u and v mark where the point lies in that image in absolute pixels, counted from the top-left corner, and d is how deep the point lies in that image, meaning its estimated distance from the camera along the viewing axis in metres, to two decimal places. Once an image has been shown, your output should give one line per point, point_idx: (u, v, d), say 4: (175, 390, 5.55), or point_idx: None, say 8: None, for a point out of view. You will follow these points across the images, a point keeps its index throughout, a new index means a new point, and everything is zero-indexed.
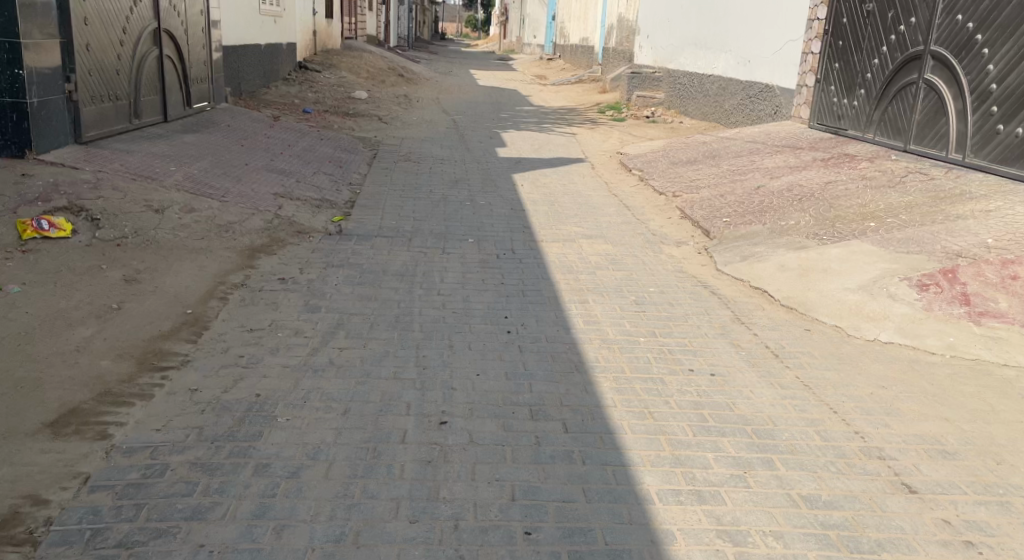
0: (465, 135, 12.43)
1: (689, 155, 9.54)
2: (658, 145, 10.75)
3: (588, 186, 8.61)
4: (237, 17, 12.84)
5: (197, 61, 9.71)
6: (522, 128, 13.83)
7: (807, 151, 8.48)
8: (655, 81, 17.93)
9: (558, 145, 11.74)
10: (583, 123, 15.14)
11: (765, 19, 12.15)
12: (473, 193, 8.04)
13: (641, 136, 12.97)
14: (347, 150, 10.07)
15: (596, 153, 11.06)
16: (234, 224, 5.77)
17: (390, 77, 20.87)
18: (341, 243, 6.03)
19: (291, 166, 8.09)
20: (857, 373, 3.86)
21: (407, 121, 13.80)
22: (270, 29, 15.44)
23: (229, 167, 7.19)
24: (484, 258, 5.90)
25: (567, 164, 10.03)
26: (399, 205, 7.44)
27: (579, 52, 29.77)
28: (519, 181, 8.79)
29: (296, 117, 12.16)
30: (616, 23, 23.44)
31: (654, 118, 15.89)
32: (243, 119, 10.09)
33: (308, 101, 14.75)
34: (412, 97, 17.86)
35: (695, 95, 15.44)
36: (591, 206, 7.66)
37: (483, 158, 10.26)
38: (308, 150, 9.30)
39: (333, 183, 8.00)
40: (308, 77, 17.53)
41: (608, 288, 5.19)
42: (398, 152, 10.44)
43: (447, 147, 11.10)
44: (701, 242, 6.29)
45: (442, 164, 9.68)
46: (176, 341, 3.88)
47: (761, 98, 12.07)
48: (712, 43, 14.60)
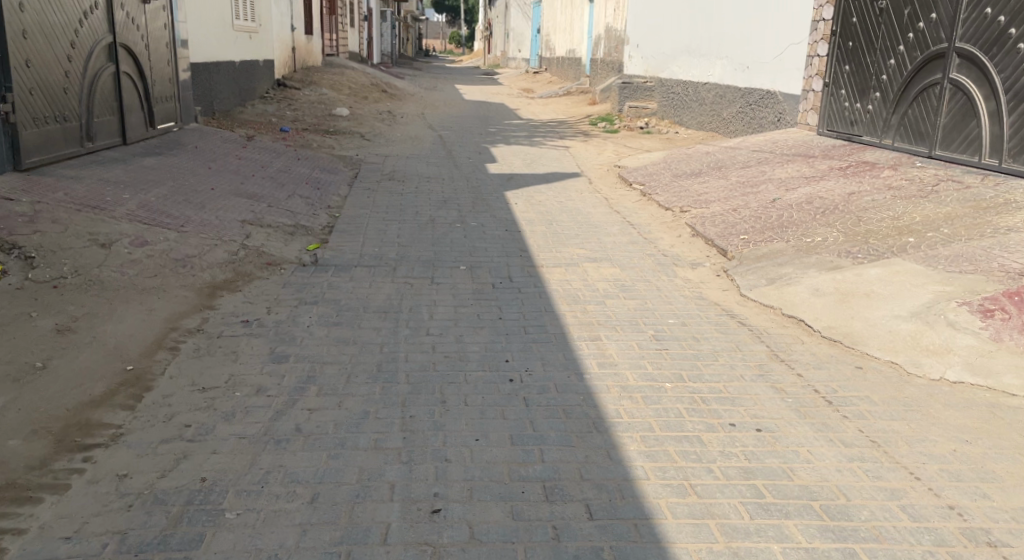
0: (452, 151, 11.80)
1: (692, 167, 8.96)
2: (657, 157, 10.16)
3: (587, 203, 8.00)
4: (207, 34, 12.24)
5: (161, 79, 9.15)
6: (512, 142, 13.22)
7: (820, 160, 7.90)
8: (648, 91, 17.38)
9: (551, 159, 11.13)
10: (576, 135, 14.55)
11: (762, 23, 11.62)
12: (463, 213, 7.41)
13: (638, 148, 12.39)
14: (326, 171, 9.42)
15: (591, 166, 10.48)
16: (193, 259, 5.12)
17: (374, 93, 20.29)
18: (317, 276, 5.37)
19: (263, 191, 7.43)
20: (930, 424, 3.20)
21: (392, 138, 13.18)
22: (246, 46, 14.84)
23: (193, 193, 6.53)
24: (478, 288, 5.25)
25: (562, 180, 9.42)
26: (382, 229, 6.80)
27: (567, 65, 29.29)
28: (513, 199, 8.17)
29: (273, 136, 11.52)
30: (603, 34, 22.94)
31: (649, 129, 15.32)
32: (215, 141, 9.46)
33: (288, 120, 14.14)
34: (397, 113, 17.26)
35: (690, 105, 14.89)
36: (592, 225, 7.04)
37: (473, 175, 9.62)
38: (283, 172, 8.64)
39: (309, 208, 7.35)
40: (288, 95, 16.92)
41: (620, 321, 4.54)
42: (382, 171, 9.81)
43: (434, 164, 10.46)
44: (718, 263, 5.68)
45: (429, 183, 9.05)
46: (110, 408, 3.21)
47: (763, 105, 11.51)
48: (707, 50, 14.06)
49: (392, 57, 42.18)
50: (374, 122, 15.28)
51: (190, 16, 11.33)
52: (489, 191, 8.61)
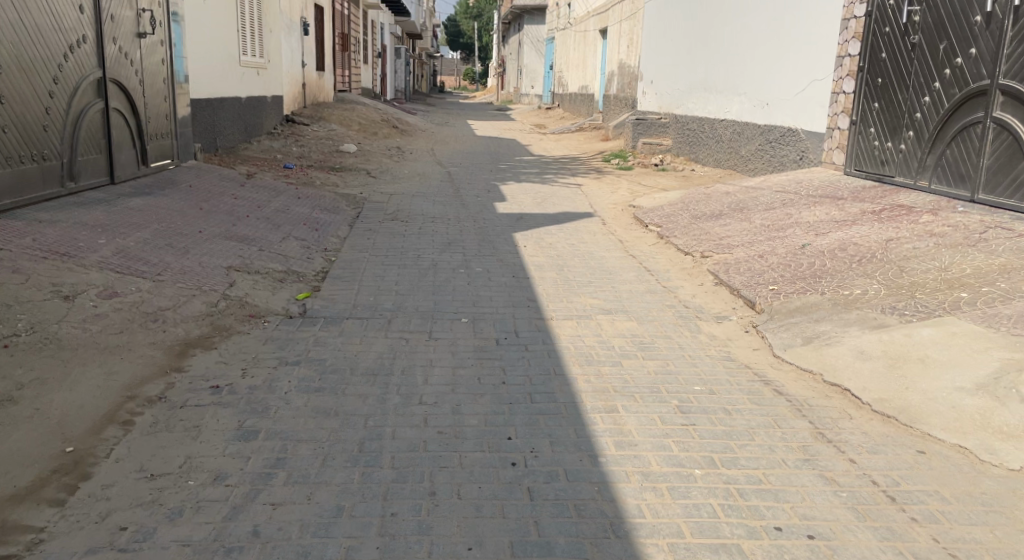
0: (460, 189, 11.37)
1: (711, 208, 8.47)
2: (674, 196, 9.69)
3: (600, 246, 7.50)
4: (211, 69, 11.93)
5: (157, 115, 8.76)
6: (523, 180, 12.80)
7: (850, 202, 7.41)
8: (662, 127, 16.97)
9: (562, 198, 10.67)
10: (588, 173, 14.10)
11: (783, 59, 11.20)
12: (467, 257, 6.93)
13: (653, 186, 11.94)
14: (327, 210, 8.98)
15: (605, 205, 10.00)
16: (166, 312, 4.65)
17: (384, 128, 19.98)
18: (304, 330, 4.89)
19: (255, 233, 6.98)
20: (1020, 535, 2.67)
21: (399, 175, 12.78)
22: (252, 81, 14.55)
23: (177, 237, 6.08)
24: (480, 344, 4.74)
25: (574, 220, 8.95)
26: (380, 275, 6.32)
27: (579, 101, 29.02)
28: (522, 241, 7.69)
29: (275, 174, 11.14)
30: (616, 70, 22.64)
31: (664, 166, 14.89)
32: (211, 179, 9.05)
33: (293, 156, 13.79)
34: (406, 149, 16.92)
35: (707, 141, 14.45)
36: (606, 270, 6.54)
37: (480, 215, 9.17)
38: (280, 211, 8.22)
39: (304, 251, 6.89)
40: (296, 130, 16.63)
41: (639, 386, 4.01)
42: (385, 210, 9.36)
43: (440, 202, 10.02)
44: (746, 317, 5.15)
45: (433, 223, 8.59)
46: (34, 505, 2.79)
47: (784, 143, 11.05)
48: (724, 86, 13.66)
49: (405, 92, 42.20)
50: (381, 158, 14.91)
51: (192, 52, 11.03)
52: (496, 232, 8.14)
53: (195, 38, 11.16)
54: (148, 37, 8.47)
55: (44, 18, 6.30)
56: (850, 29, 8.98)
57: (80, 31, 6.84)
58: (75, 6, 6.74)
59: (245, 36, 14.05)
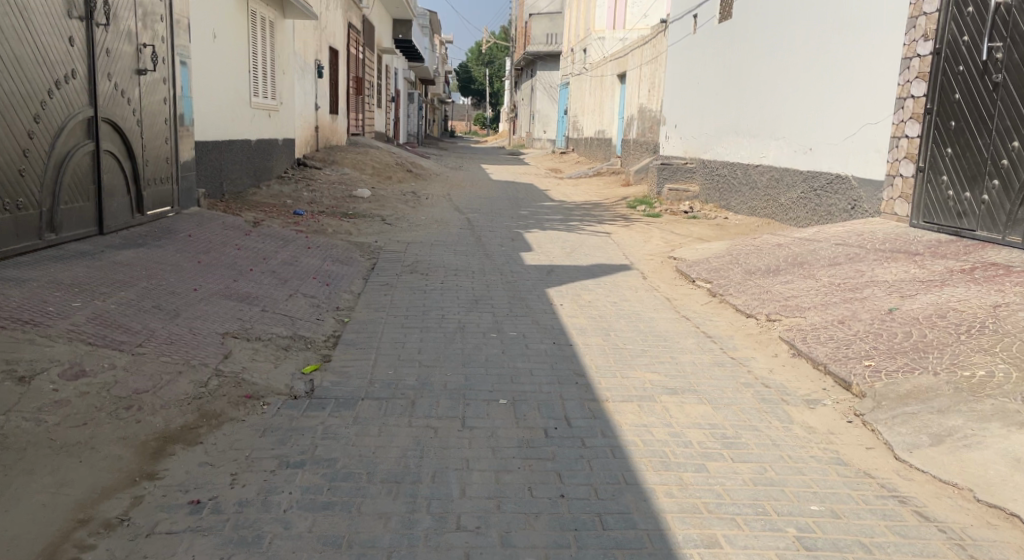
0: (480, 237, 10.58)
1: (765, 262, 7.62)
2: (718, 247, 8.86)
3: (646, 305, 6.65)
4: (219, 111, 11.28)
5: (156, 157, 8.02)
6: (547, 227, 12.02)
7: (930, 259, 6.57)
8: (688, 173, 16.23)
9: (591, 248, 9.84)
10: (615, 219, 13.31)
11: (827, 102, 10.46)
12: (499, 318, 6.09)
13: (687, 235, 11.13)
14: (339, 261, 8.18)
15: (641, 256, 9.16)
16: (143, 393, 3.82)
17: (398, 172, 19.30)
18: (312, 416, 4.04)
19: (258, 290, 6.17)
20: None
21: (416, 221, 12.03)
22: (262, 123, 13.89)
23: (166, 297, 5.27)
24: (525, 434, 3.87)
25: (610, 273, 8.11)
26: (400, 341, 5.47)
27: (595, 145, 28.48)
28: (557, 298, 6.86)
29: (284, 221, 10.40)
30: (636, 114, 22.04)
31: (694, 213, 14.12)
32: (213, 228, 8.29)
33: (303, 202, 13.07)
34: (422, 194, 16.22)
35: (739, 187, 13.70)
36: (659, 335, 5.68)
37: (506, 267, 8.37)
38: (287, 263, 7.44)
39: (312, 311, 6.06)
40: (307, 174, 15.94)
41: (739, 505, 3.14)
42: (403, 262, 8.57)
43: (461, 253, 9.22)
44: (844, 403, 4.27)
45: (457, 276, 7.77)
46: None
47: (832, 190, 10.26)
48: (758, 130, 12.95)
49: (416, 135, 41.83)
50: (396, 203, 14.17)
51: (201, 92, 10.39)
52: (527, 287, 7.32)
53: (205, 77, 10.53)
54: (149, 74, 7.77)
55: (26, 50, 5.57)
56: (913, 69, 8.24)
57: (70, 65, 6.12)
58: (64, 37, 6.03)
59: (257, 77, 13.44)
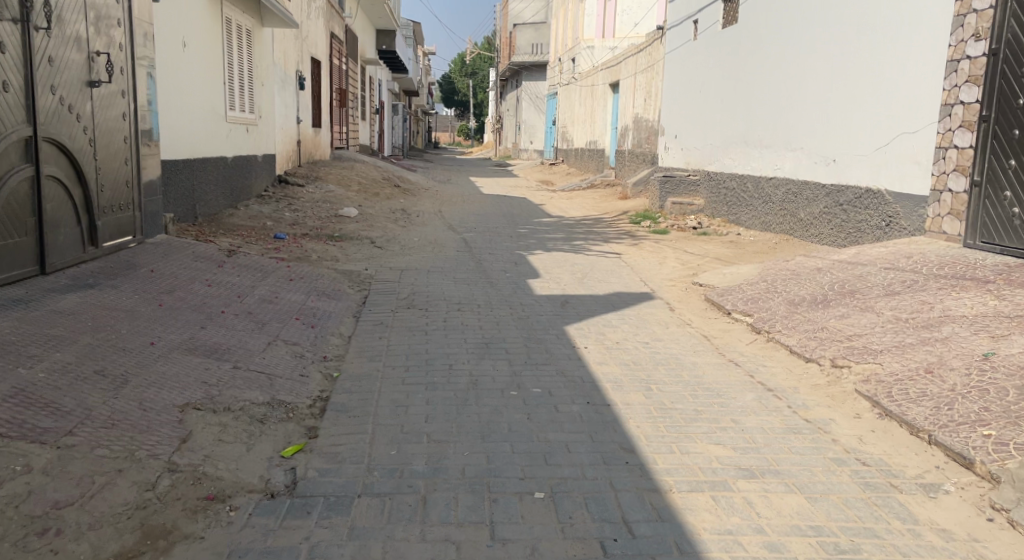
0: (480, 261, 9.64)
1: (809, 289, 6.72)
2: (747, 271, 8.00)
3: (684, 346, 5.72)
4: (191, 127, 10.35)
5: (114, 180, 7.15)
6: (550, 247, 11.12)
7: (1010, 288, 5.68)
8: (693, 185, 15.36)
9: (603, 272, 8.92)
10: (620, 237, 12.40)
11: (852, 109, 9.58)
12: (517, 369, 5.16)
13: (703, 255, 10.26)
14: (325, 296, 7.27)
15: (662, 281, 8.24)
16: (65, 507, 2.98)
17: (385, 188, 18.33)
18: (291, 528, 3.14)
19: (229, 341, 5.24)
20: None
21: (407, 243, 11.07)
22: (239, 138, 12.96)
23: (112, 359, 4.37)
24: (577, 553, 2.98)
25: (632, 304, 7.18)
26: (400, 404, 4.54)
27: (586, 156, 27.60)
28: (580, 339, 5.93)
29: (261, 247, 9.45)
30: (631, 124, 21.19)
31: (703, 228, 13.25)
32: (181, 261, 7.37)
33: (283, 223, 12.12)
34: (411, 211, 15.26)
35: (749, 201, 12.82)
36: (710, 388, 4.77)
37: (514, 298, 7.44)
38: (266, 302, 6.54)
39: (293, 365, 5.13)
40: (289, 192, 15.00)
41: None
42: (397, 294, 7.62)
43: (461, 281, 8.28)
44: (973, 490, 3.38)
45: (460, 312, 6.83)
46: None
47: (861, 206, 9.36)
48: (769, 140, 12.06)
49: (402, 148, 40.97)
50: (385, 223, 13.21)
51: (168, 107, 9.45)
52: (543, 325, 6.38)
53: (173, 90, 9.61)
54: (105, 86, 6.87)
55: None
56: (961, 72, 7.43)
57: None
58: None
59: (233, 90, 12.52)
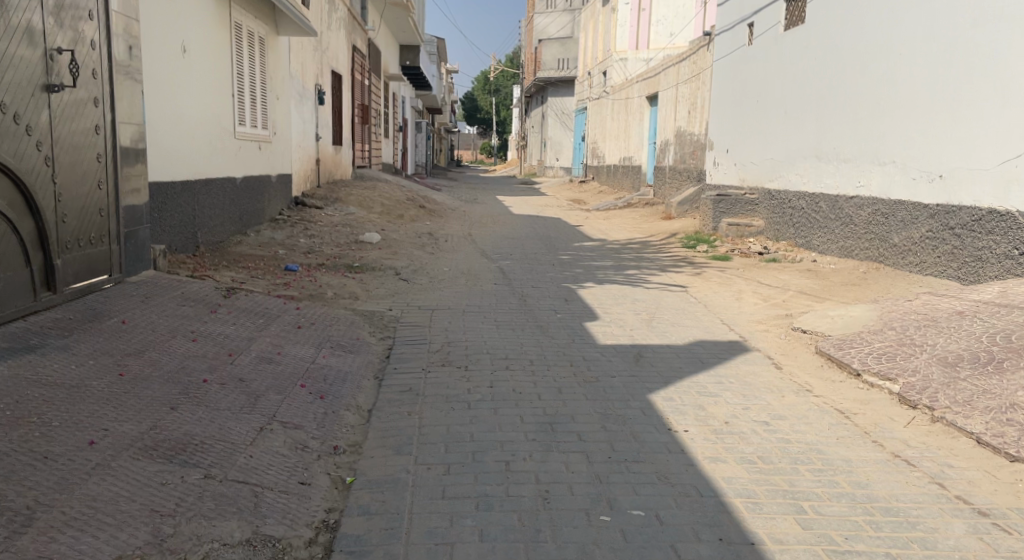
0: (524, 298, 8.20)
1: (961, 342, 5.21)
2: (857, 312, 6.48)
3: (820, 431, 4.24)
4: (190, 145, 9.07)
5: (83, 207, 5.82)
6: (601, 278, 9.67)
7: None
8: (751, 205, 13.68)
9: (673, 313, 7.43)
10: (678, 264, 10.91)
11: (967, 115, 8.12)
12: (600, 469, 3.74)
13: (783, 288, 8.76)
14: (340, 349, 5.92)
15: (751, 326, 6.74)
16: None
17: (410, 209, 16.97)
18: None
19: (205, 429, 3.86)
20: None
21: (437, 274, 9.67)
22: (250, 156, 11.66)
23: (19, 481, 3.01)
24: None
25: (724, 360, 5.70)
26: (442, 539, 3.16)
27: (620, 174, 26.08)
28: (674, 416, 4.47)
29: (268, 283, 8.11)
30: (672, 138, 19.73)
31: (769, 253, 11.74)
32: (165, 305, 6.05)
33: (297, 252, 10.80)
34: (439, 235, 13.88)
35: (820, 222, 11.31)
36: (890, 510, 3.32)
37: (573, 350, 5.99)
38: (264, 363, 5.19)
39: (290, 466, 3.73)
40: (305, 215, 13.68)
41: None
42: (429, 344, 6.21)
43: (505, 326, 6.84)
44: None
45: (512, 371, 5.40)
46: None
47: (981, 230, 7.89)
48: (847, 154, 10.56)
49: (426, 166, 39.75)
50: (410, 249, 11.83)
51: (162, 120, 8.14)
52: (621, 391, 4.93)
53: (169, 101, 8.30)
54: (69, 91, 5.54)
55: None
56: None
57: None
58: None
59: (243, 102, 11.25)
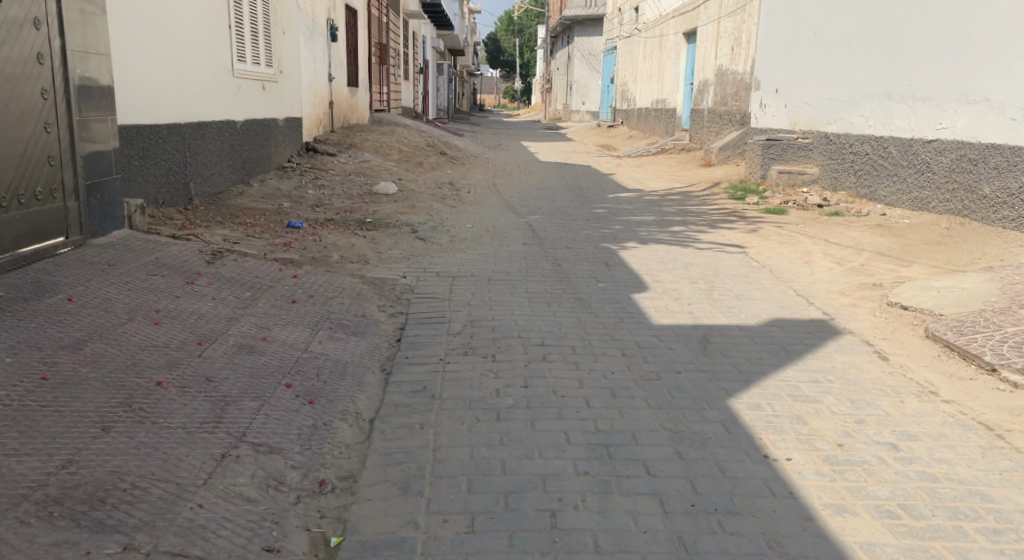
0: (558, 261, 7.10)
1: None
2: (968, 284, 5.31)
3: (972, 462, 3.16)
4: (175, 83, 7.97)
5: (22, 154, 4.87)
6: (644, 236, 8.55)
7: None
8: (804, 151, 12.37)
9: (735, 282, 6.30)
10: (727, 219, 9.72)
11: None
12: (682, 529, 2.71)
13: (859, 248, 7.56)
14: (341, 332, 4.89)
15: (835, 300, 5.60)
16: None
17: (429, 156, 15.79)
18: None
19: (143, 463, 2.86)
20: None
21: (459, 231, 8.58)
22: (252, 98, 10.53)
23: None
24: None
25: (811, 347, 4.59)
26: None
27: (652, 117, 24.62)
28: (771, 436, 3.39)
29: (265, 244, 7.06)
30: (711, 78, 18.27)
31: (829, 205, 10.51)
32: (130, 275, 5.01)
33: (304, 205, 9.75)
34: (460, 185, 12.75)
35: (889, 170, 10.02)
36: None
37: (623, 334, 4.92)
38: (243, 354, 4.16)
39: (254, 520, 2.74)
40: (315, 163, 12.58)
41: None
42: (449, 324, 5.16)
43: (538, 299, 5.77)
44: None
45: (550, 365, 4.35)
46: None
47: None
48: (928, 91, 9.21)
49: (448, 111, 38.33)
50: (428, 201, 10.71)
51: (138, 51, 7.03)
52: (692, 395, 3.86)
53: (147, 31, 7.18)
54: None
55: None
56: None
57: None
58: None
59: (243, 36, 10.07)
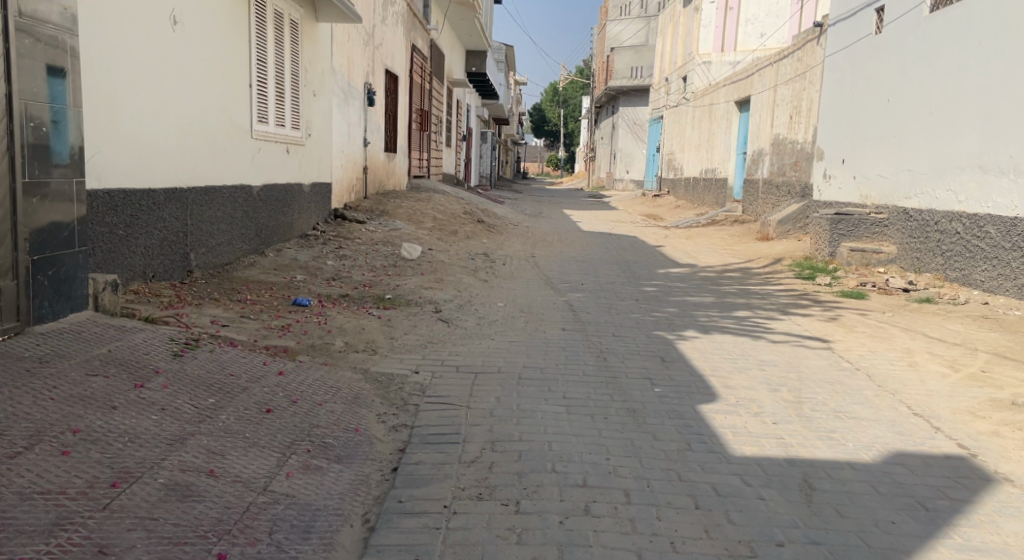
0: (604, 354, 5.92)
1: None
2: None
3: None
4: (177, 144, 7.07)
5: None
6: (707, 322, 7.33)
7: None
8: (879, 227, 11.12)
9: (830, 390, 5.07)
10: (801, 303, 8.46)
11: None
12: None
13: (969, 347, 6.29)
14: (318, 457, 3.73)
15: (969, 427, 4.36)
16: None
17: (466, 224, 14.85)
18: None
19: None
20: None
21: (489, 312, 7.48)
22: (273, 158, 9.61)
23: None
24: None
25: (963, 509, 3.38)
26: None
27: (701, 187, 23.56)
28: None
29: (262, 328, 6.02)
30: (767, 147, 17.16)
31: (915, 289, 9.23)
32: (63, 376, 3.84)
33: (320, 277, 8.77)
34: (496, 256, 11.72)
35: (988, 252, 8.74)
36: None
37: (695, 469, 3.71)
38: (174, 503, 3.02)
39: None
40: (341, 231, 11.67)
41: None
42: (464, 447, 3.97)
43: (581, 409, 4.58)
44: None
45: (595, 527, 3.14)
46: None
47: None
48: None
49: (491, 176, 37.75)
50: (460, 275, 9.68)
51: (127, 107, 6.16)
52: None
53: (141, 84, 6.33)
54: None
55: None
56: None
57: None
58: None
59: (266, 96, 9.25)
